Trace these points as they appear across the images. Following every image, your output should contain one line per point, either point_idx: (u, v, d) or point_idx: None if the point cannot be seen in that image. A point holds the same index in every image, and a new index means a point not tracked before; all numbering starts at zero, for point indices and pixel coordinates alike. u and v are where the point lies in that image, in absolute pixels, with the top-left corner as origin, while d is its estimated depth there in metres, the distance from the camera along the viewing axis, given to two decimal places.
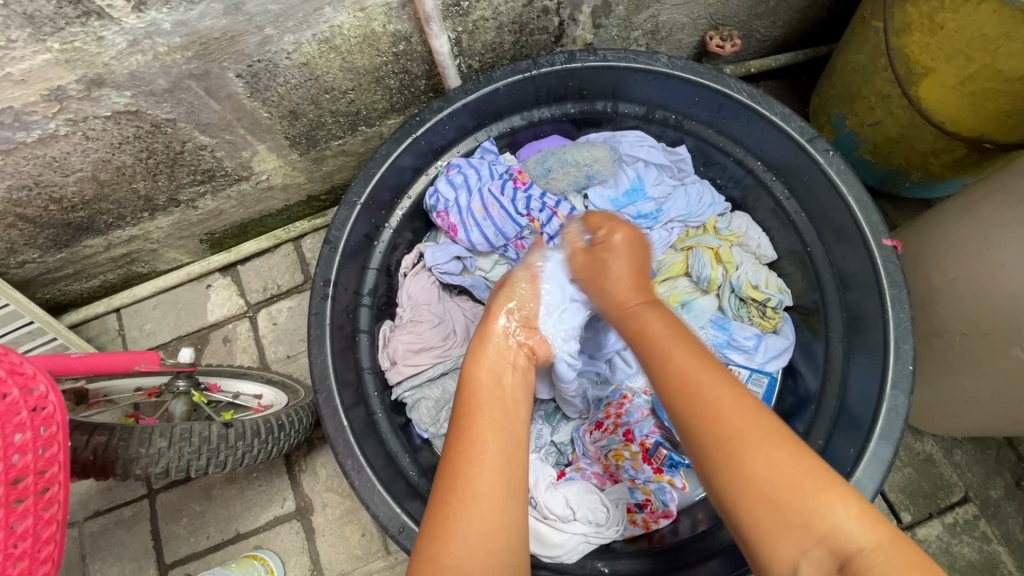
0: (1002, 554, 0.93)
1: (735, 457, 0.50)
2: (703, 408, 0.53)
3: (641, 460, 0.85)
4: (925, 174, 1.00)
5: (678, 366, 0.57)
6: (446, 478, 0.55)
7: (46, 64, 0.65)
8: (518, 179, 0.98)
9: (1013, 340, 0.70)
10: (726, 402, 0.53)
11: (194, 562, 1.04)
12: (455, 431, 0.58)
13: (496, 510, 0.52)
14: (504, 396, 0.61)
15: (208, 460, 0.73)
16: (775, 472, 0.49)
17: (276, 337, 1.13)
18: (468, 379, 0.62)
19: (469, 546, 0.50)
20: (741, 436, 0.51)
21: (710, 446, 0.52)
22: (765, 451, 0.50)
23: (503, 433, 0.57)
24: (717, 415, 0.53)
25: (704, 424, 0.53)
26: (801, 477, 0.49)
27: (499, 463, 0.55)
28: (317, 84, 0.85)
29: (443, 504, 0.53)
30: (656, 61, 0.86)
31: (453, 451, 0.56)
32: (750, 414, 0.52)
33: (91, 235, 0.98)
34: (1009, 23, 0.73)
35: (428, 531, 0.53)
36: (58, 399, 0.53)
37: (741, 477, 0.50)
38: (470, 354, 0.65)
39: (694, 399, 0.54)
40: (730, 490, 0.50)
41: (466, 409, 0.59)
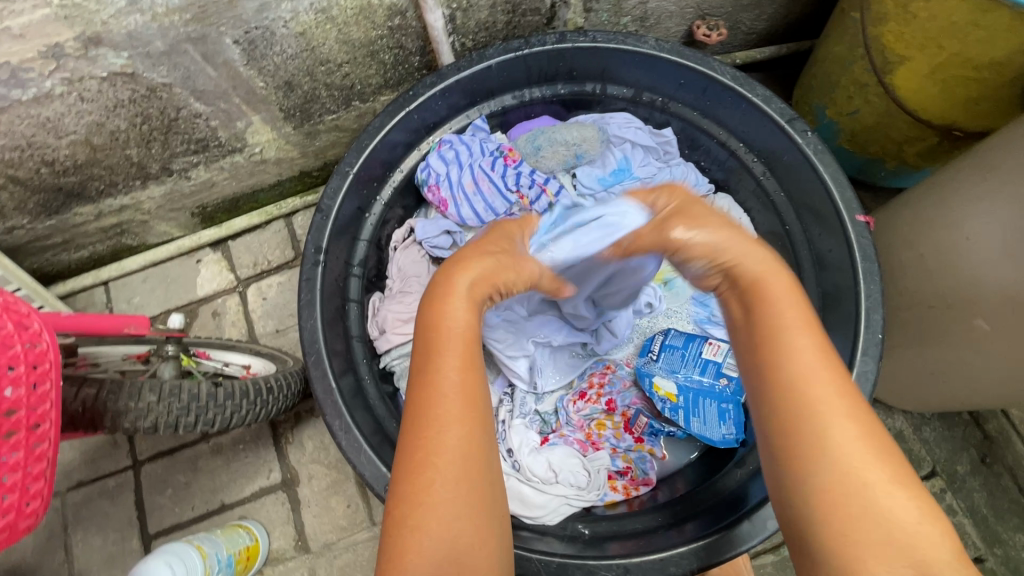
0: (967, 526, 0.97)
1: (843, 473, 0.50)
2: (816, 416, 0.52)
3: (622, 429, 0.90)
4: (900, 163, 1.04)
5: (799, 363, 0.54)
6: (418, 431, 0.55)
7: (45, 19, 0.66)
8: (508, 156, 1.01)
9: (975, 310, 0.73)
10: (841, 414, 0.52)
11: (178, 532, 1.04)
12: (422, 380, 0.57)
13: (470, 459, 0.54)
14: (473, 340, 0.60)
15: (197, 418, 0.74)
16: (878, 489, 0.49)
17: (266, 312, 1.13)
18: (435, 323, 0.59)
19: (447, 498, 0.52)
20: (861, 456, 0.50)
21: (817, 453, 0.51)
22: (870, 469, 0.50)
23: (474, 380, 0.57)
24: (827, 423, 0.51)
25: (815, 430, 0.51)
26: (901, 500, 0.49)
27: (471, 412, 0.55)
28: (312, 56, 0.86)
29: (415, 457, 0.54)
30: (644, 43, 0.89)
31: (423, 401, 0.56)
32: (862, 428, 0.51)
33: (82, 202, 0.98)
34: (977, 11, 0.77)
35: (401, 483, 0.53)
36: (51, 337, 0.54)
37: (842, 488, 0.49)
38: (435, 298, 0.62)
39: (823, 404, 0.52)
40: (824, 497, 0.50)
41: (433, 355, 0.58)
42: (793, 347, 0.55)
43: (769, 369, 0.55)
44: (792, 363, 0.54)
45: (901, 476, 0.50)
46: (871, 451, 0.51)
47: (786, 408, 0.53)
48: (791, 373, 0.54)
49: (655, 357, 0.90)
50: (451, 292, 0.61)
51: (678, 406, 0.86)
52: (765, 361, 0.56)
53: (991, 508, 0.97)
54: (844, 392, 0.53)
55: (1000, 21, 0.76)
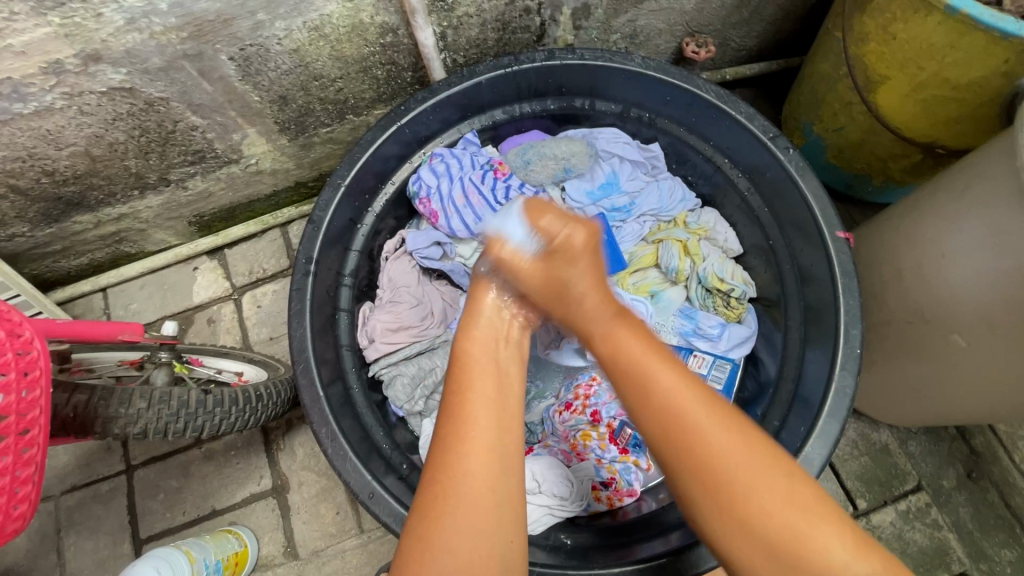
0: (952, 541, 0.97)
1: (739, 502, 0.53)
2: (705, 455, 0.54)
3: (607, 441, 0.90)
4: (886, 179, 1.05)
5: (680, 409, 0.56)
6: (438, 456, 0.58)
7: (46, 37, 0.69)
8: (498, 169, 1.03)
9: (952, 327, 0.74)
10: (723, 443, 0.55)
11: (169, 537, 1.05)
12: (446, 407, 0.60)
13: (484, 487, 0.56)
14: (496, 371, 0.64)
15: (186, 424, 0.76)
16: (775, 510, 0.53)
17: (260, 319, 1.15)
18: (461, 353, 0.65)
19: (458, 522, 0.54)
20: (751, 497, 0.53)
21: (716, 490, 0.54)
22: (763, 490, 0.53)
23: (493, 408, 0.60)
24: (716, 458, 0.54)
25: (706, 468, 0.54)
26: (800, 513, 0.53)
27: (488, 440, 0.58)
28: (306, 71, 0.89)
29: (432, 482, 0.57)
30: (631, 60, 0.91)
31: (445, 427, 0.59)
32: (746, 451, 0.55)
33: (81, 211, 1.01)
34: (954, 34, 0.78)
35: (421, 505, 0.57)
36: (42, 345, 0.55)
37: (745, 518, 0.53)
38: (462, 331, 0.67)
39: (700, 457, 0.54)
40: (729, 528, 0.54)
41: (456, 386, 0.62)
42: (667, 391, 0.57)
43: (657, 418, 0.57)
44: (673, 405, 0.56)
45: (793, 487, 0.54)
46: (763, 473, 0.54)
47: (676, 454, 0.56)
48: (673, 418, 0.56)
49: None
50: (472, 327, 0.67)
51: None
52: (646, 413, 0.58)
53: (976, 523, 0.98)
54: (733, 437, 0.55)
55: (976, 44, 0.78)
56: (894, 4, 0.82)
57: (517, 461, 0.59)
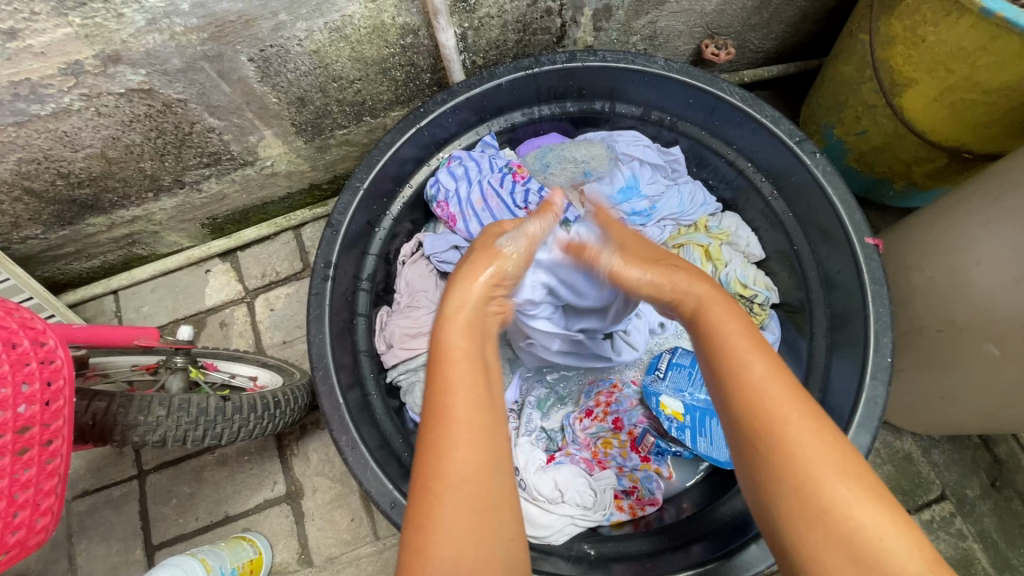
0: (977, 551, 0.96)
1: (799, 478, 0.51)
2: (771, 424, 0.53)
3: (628, 449, 0.90)
4: (907, 183, 1.04)
5: (750, 376, 0.56)
6: (426, 457, 0.55)
7: (66, 38, 0.68)
8: (517, 173, 1.01)
9: (985, 335, 0.73)
10: (791, 415, 0.53)
11: (182, 543, 1.03)
12: (431, 405, 0.57)
13: (478, 489, 0.53)
14: (479, 364, 0.61)
15: (205, 431, 0.75)
16: (836, 491, 0.50)
17: (273, 323, 1.14)
18: (443, 350, 0.61)
19: (455, 525, 0.51)
20: (794, 444, 0.52)
21: (778, 464, 0.52)
22: (827, 469, 0.51)
23: (482, 407, 0.57)
24: (782, 427, 0.53)
25: (769, 437, 0.53)
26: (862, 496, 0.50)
27: (479, 438, 0.55)
28: (325, 73, 0.87)
29: (424, 487, 0.53)
30: (654, 63, 0.89)
31: (433, 429, 0.55)
32: (812, 428, 0.53)
33: (95, 213, 0.99)
34: (986, 37, 0.77)
35: (412, 511, 0.53)
36: (66, 354, 0.54)
37: (805, 494, 0.50)
38: (440, 323, 0.64)
39: (750, 397, 0.55)
40: (787, 505, 0.51)
41: (440, 384, 0.58)
42: (741, 358, 0.57)
43: (731, 380, 0.57)
44: (748, 373, 0.56)
45: (857, 469, 0.51)
46: (828, 448, 0.52)
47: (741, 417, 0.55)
48: (744, 386, 0.56)
49: (662, 375, 0.91)
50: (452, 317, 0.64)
51: (684, 424, 0.87)
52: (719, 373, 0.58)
53: (1001, 533, 0.96)
54: (789, 391, 0.55)
55: (1009, 47, 0.76)
56: (925, 5, 0.81)
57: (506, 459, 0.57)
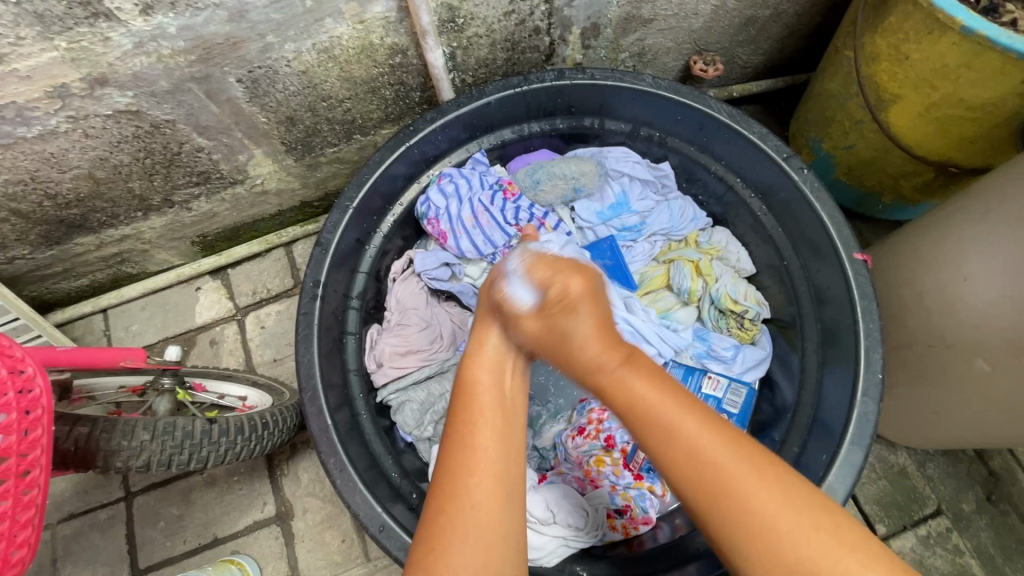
0: (974, 567, 0.95)
1: (767, 546, 0.50)
2: (704, 480, 0.53)
3: (621, 466, 0.87)
4: (896, 197, 1.04)
5: (688, 445, 0.55)
6: (444, 487, 0.55)
7: (53, 61, 0.68)
8: (508, 190, 1.03)
9: (975, 351, 0.73)
10: (748, 489, 0.52)
11: (169, 567, 1.02)
12: (455, 434, 0.58)
13: (490, 521, 0.53)
14: (503, 400, 0.61)
15: (190, 455, 0.75)
16: (812, 553, 0.49)
17: (263, 341, 1.13)
18: (468, 382, 0.62)
19: (465, 553, 0.51)
20: (775, 521, 0.51)
21: (720, 520, 0.52)
22: (762, 502, 0.51)
23: (501, 440, 0.58)
24: (746, 510, 0.51)
25: (706, 491, 0.53)
26: (798, 518, 0.51)
27: (496, 471, 0.55)
28: (314, 92, 0.88)
29: (438, 513, 0.54)
30: (641, 80, 0.90)
31: (452, 458, 0.56)
32: (740, 462, 0.53)
33: (83, 232, 0.99)
34: (968, 54, 0.78)
35: (427, 535, 0.54)
36: (45, 382, 0.54)
37: (753, 540, 0.51)
38: (468, 356, 0.65)
39: (716, 487, 0.53)
40: (746, 554, 0.51)
41: (465, 411, 0.60)
42: (655, 410, 0.57)
43: (664, 452, 0.55)
44: (673, 445, 0.55)
45: (816, 517, 0.51)
46: (765, 483, 0.52)
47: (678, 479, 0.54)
48: (676, 458, 0.55)
49: None
50: (482, 353, 0.65)
51: None
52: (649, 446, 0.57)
53: (998, 548, 0.96)
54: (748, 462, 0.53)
55: (991, 65, 0.77)
56: (907, 23, 0.81)
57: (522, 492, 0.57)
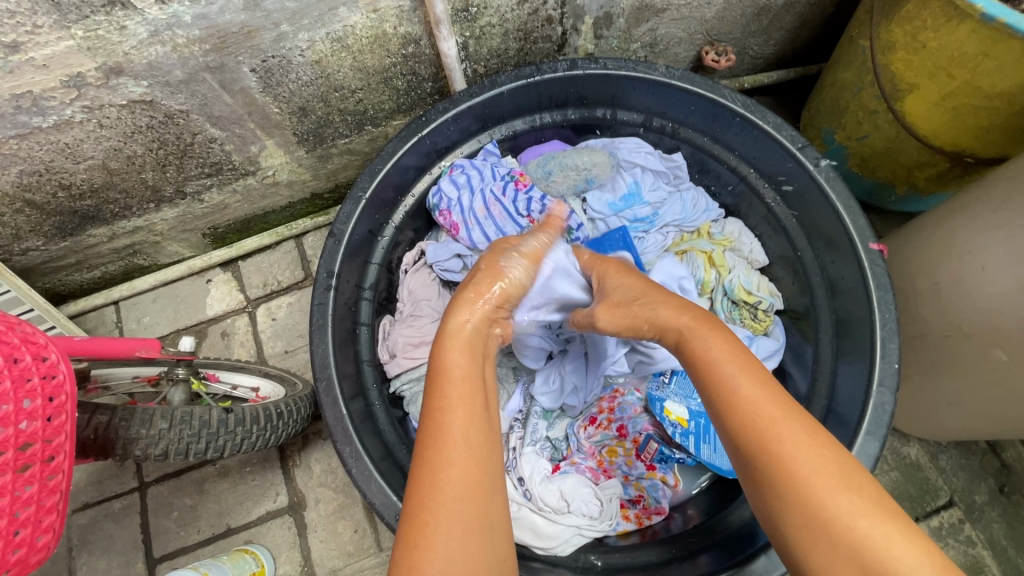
0: (987, 558, 0.95)
1: (800, 493, 0.51)
2: (750, 427, 0.55)
3: (633, 457, 0.90)
4: (910, 188, 1.04)
5: (739, 397, 0.57)
6: (422, 476, 0.54)
7: (69, 50, 0.68)
8: (519, 181, 1.02)
9: (992, 341, 0.73)
10: (796, 445, 0.53)
11: (183, 556, 1.02)
12: (427, 421, 0.57)
13: (470, 513, 0.52)
14: (474, 384, 0.60)
15: (207, 444, 0.75)
16: (845, 507, 0.49)
17: (275, 333, 1.13)
18: (441, 366, 0.61)
19: (448, 546, 0.50)
20: (810, 476, 0.51)
21: (766, 466, 0.53)
22: (810, 464, 0.52)
23: (475, 431, 0.56)
24: (787, 462, 0.52)
25: (753, 439, 0.55)
26: (838, 483, 0.51)
27: (469, 460, 0.54)
28: (327, 83, 0.87)
29: (420, 503, 0.52)
30: (655, 70, 0.89)
31: (424, 451, 0.55)
32: (794, 428, 0.54)
33: (96, 224, 0.99)
34: (987, 42, 0.77)
35: (406, 529, 0.52)
36: (68, 369, 0.54)
37: (770, 464, 0.53)
38: (440, 336, 0.65)
39: (767, 442, 0.54)
40: (787, 508, 0.52)
41: (437, 400, 0.58)
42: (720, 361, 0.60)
43: (737, 390, 0.58)
44: (721, 378, 0.59)
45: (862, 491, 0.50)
46: (811, 446, 0.53)
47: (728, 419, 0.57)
48: (733, 400, 0.57)
49: (667, 380, 0.92)
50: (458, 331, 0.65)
51: (690, 431, 0.87)
52: (713, 401, 0.59)
53: (1011, 540, 0.96)
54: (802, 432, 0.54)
55: (1010, 52, 0.76)
56: (924, 11, 0.81)
57: (498, 485, 0.55)
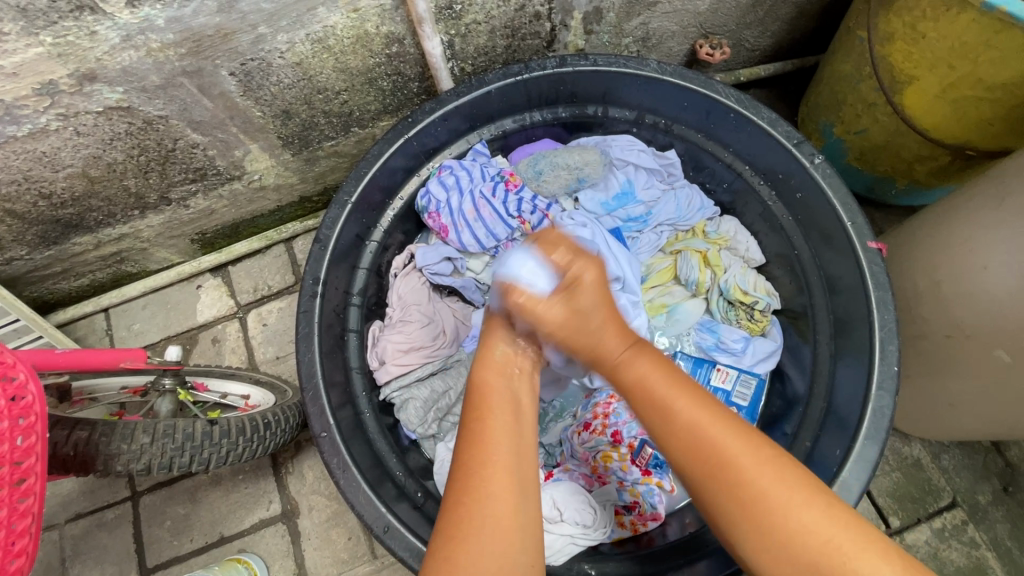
0: (990, 559, 0.93)
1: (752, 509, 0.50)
2: (704, 444, 0.53)
3: (628, 462, 0.87)
4: (910, 181, 1.01)
5: (687, 424, 0.54)
6: (461, 475, 0.53)
7: (38, 57, 0.66)
8: (509, 181, 1.00)
9: (995, 341, 0.71)
10: (750, 461, 0.52)
11: (177, 566, 1.02)
12: (469, 429, 0.56)
13: (506, 513, 0.51)
14: (514, 401, 0.59)
15: (192, 457, 0.74)
16: (793, 521, 0.49)
17: (266, 338, 1.12)
18: (478, 385, 0.60)
19: (485, 540, 0.49)
20: (763, 491, 0.50)
21: (724, 491, 0.51)
22: (770, 488, 0.51)
23: (513, 434, 0.56)
24: (740, 473, 0.51)
25: (728, 496, 0.52)
26: (803, 513, 0.50)
27: (510, 465, 0.53)
28: (310, 85, 0.85)
29: (456, 502, 0.51)
30: (646, 66, 0.86)
31: (466, 454, 0.54)
32: (735, 439, 0.53)
33: (80, 232, 0.97)
34: (988, 31, 0.75)
35: (445, 525, 0.51)
36: (37, 388, 0.53)
37: (741, 498, 0.51)
38: (479, 359, 0.63)
39: (724, 468, 0.52)
40: (745, 534, 0.51)
41: (476, 411, 0.57)
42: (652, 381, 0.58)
43: (652, 422, 0.56)
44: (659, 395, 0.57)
45: (817, 501, 0.50)
46: (773, 474, 0.51)
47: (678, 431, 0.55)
48: (675, 426, 0.54)
49: None
50: (489, 357, 0.62)
51: None
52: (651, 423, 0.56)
53: (1015, 540, 0.94)
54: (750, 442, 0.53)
55: (1013, 41, 0.74)
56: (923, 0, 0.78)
57: (535, 487, 0.54)
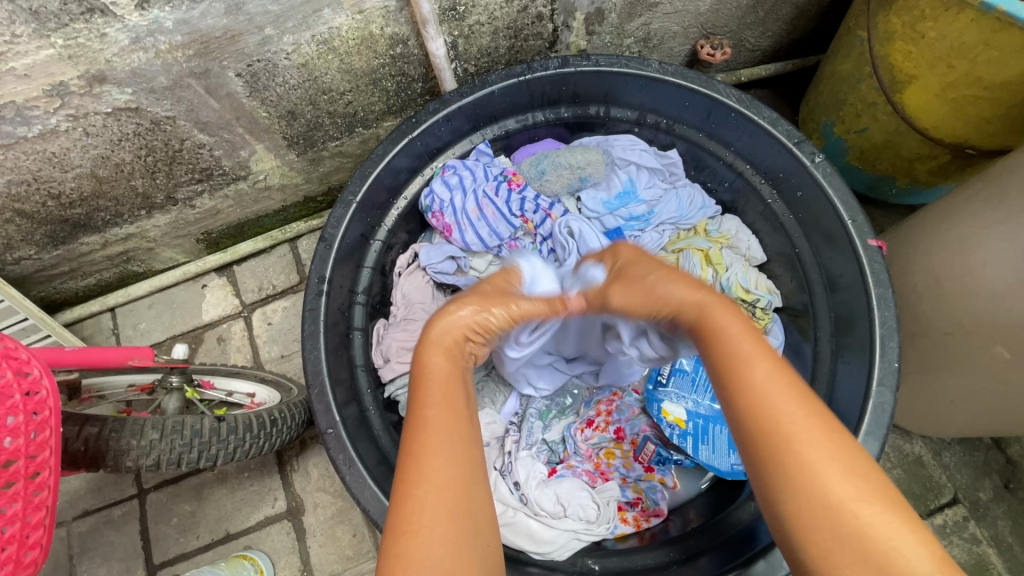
0: (991, 556, 0.94)
1: (800, 476, 0.51)
2: (764, 408, 0.54)
3: (631, 459, 0.90)
4: (911, 180, 1.01)
5: (753, 389, 0.55)
6: (407, 466, 0.55)
7: (49, 59, 0.67)
8: (512, 180, 1.01)
9: (994, 338, 0.71)
10: (811, 437, 0.52)
11: (183, 562, 1.02)
12: (413, 421, 0.58)
13: (451, 498, 0.53)
14: (455, 380, 0.62)
15: (200, 453, 0.75)
16: (844, 493, 0.50)
17: (271, 337, 1.12)
18: (421, 372, 0.62)
19: (438, 530, 0.51)
20: (815, 464, 0.51)
21: (783, 455, 0.52)
22: (827, 462, 0.51)
23: (456, 418, 0.58)
24: (795, 440, 0.52)
25: (782, 465, 0.52)
26: (857, 481, 0.50)
27: (455, 447, 0.56)
28: (315, 85, 0.86)
29: (405, 496, 0.53)
30: (647, 66, 0.88)
31: (411, 443, 0.56)
32: (799, 408, 0.54)
33: (88, 231, 0.98)
34: (987, 31, 0.75)
35: (394, 520, 0.52)
36: (51, 384, 0.54)
37: (790, 465, 0.51)
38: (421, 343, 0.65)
39: (779, 438, 0.52)
40: (795, 500, 0.51)
41: (419, 401, 0.59)
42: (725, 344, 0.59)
43: (732, 394, 0.56)
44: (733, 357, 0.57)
45: (865, 474, 0.51)
46: (830, 446, 0.52)
47: (748, 414, 0.54)
48: (749, 390, 0.55)
49: (665, 381, 0.90)
50: (431, 338, 0.64)
51: (687, 431, 0.87)
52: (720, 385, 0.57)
53: (1016, 537, 0.94)
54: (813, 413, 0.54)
55: (1011, 41, 0.74)
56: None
57: (479, 467, 0.57)
